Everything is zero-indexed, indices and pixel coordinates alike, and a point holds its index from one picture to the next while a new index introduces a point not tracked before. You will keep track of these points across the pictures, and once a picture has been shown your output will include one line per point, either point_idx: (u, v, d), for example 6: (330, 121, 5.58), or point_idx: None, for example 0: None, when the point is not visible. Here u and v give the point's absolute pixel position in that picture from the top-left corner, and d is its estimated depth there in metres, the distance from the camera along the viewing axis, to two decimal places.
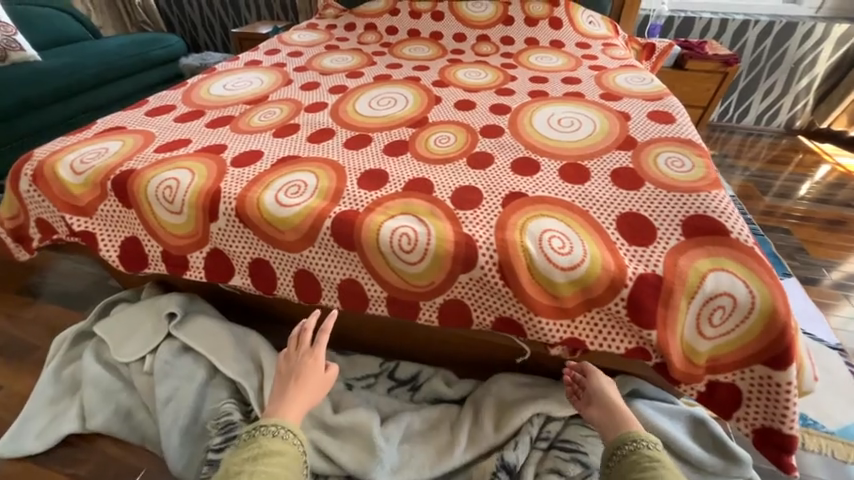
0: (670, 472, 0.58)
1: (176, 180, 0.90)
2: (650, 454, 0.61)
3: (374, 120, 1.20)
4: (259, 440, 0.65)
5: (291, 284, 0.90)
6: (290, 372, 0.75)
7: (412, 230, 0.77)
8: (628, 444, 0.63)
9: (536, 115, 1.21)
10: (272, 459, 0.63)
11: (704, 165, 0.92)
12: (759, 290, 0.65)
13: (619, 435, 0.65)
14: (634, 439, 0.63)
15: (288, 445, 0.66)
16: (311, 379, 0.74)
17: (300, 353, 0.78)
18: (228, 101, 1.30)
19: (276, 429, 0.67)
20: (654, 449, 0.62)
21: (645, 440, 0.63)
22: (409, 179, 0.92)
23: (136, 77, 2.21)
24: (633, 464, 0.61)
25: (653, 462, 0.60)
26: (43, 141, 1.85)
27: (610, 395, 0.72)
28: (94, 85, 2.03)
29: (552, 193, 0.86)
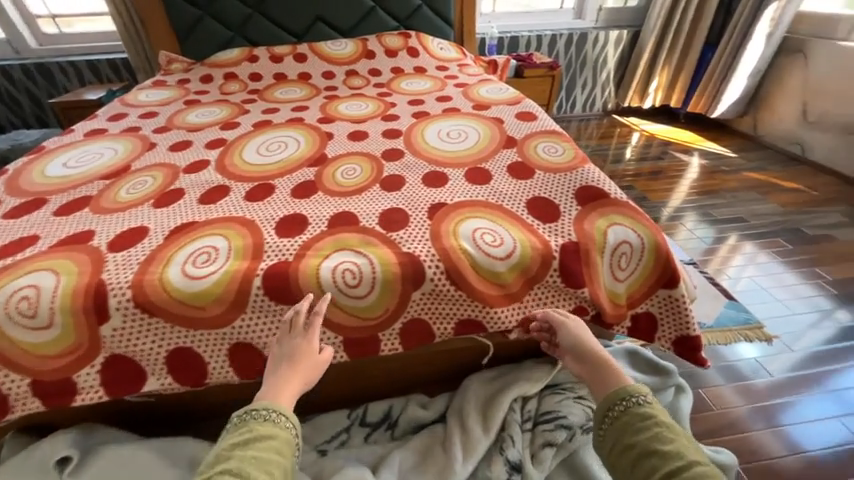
0: (663, 426, 0.57)
1: (34, 288, 0.71)
2: (643, 412, 0.59)
3: (269, 168, 1.14)
4: (249, 425, 0.61)
5: (228, 364, 0.79)
6: (283, 353, 0.70)
7: (353, 263, 0.76)
8: (619, 404, 0.61)
9: (427, 133, 1.30)
10: (262, 443, 0.59)
11: (571, 146, 1.11)
12: (644, 232, 0.82)
13: (608, 393, 0.63)
14: (623, 396, 0.61)
15: (281, 430, 0.62)
16: (304, 363, 0.70)
17: (292, 335, 0.72)
18: (77, 180, 1.09)
19: (267, 412, 0.63)
20: (647, 404, 0.60)
21: (636, 396, 0.61)
22: (331, 216, 0.90)
23: None
24: (627, 424, 0.58)
25: (646, 420, 0.58)
26: None
27: (587, 343, 0.70)
28: None
29: (468, 196, 0.94)
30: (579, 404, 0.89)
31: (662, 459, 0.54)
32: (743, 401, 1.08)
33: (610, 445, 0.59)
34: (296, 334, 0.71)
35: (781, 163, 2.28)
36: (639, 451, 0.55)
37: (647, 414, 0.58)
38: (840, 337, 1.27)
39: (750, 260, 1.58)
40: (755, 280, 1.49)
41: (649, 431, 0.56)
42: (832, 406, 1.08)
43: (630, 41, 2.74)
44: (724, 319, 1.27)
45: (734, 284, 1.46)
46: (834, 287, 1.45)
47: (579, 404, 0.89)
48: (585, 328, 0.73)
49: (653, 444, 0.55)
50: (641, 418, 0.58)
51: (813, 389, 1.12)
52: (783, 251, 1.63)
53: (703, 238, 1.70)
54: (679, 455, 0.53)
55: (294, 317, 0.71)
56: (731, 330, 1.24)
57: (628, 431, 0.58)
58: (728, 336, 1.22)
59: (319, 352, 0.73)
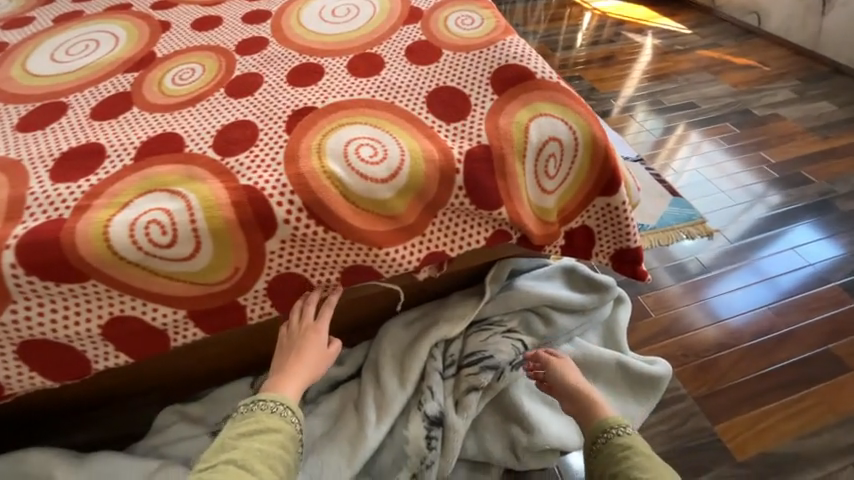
0: (645, 457, 0.56)
1: None
2: (623, 442, 0.58)
3: (63, 78, 0.77)
4: (256, 416, 0.55)
5: (25, 368, 0.56)
6: (290, 343, 0.62)
7: (162, 212, 0.51)
8: (601, 436, 0.60)
9: (304, 11, 0.93)
10: (263, 436, 0.53)
11: (493, 14, 0.82)
12: (577, 124, 0.61)
13: (593, 428, 0.62)
14: (605, 427, 0.61)
15: (286, 424, 0.56)
16: (311, 356, 0.61)
17: (300, 325, 0.62)
18: None
19: (274, 405, 0.56)
20: (628, 433, 0.59)
21: (615, 427, 0.60)
22: (142, 143, 0.61)
23: None
24: (609, 456, 0.58)
25: (626, 451, 0.57)
26: None
27: (574, 378, 0.68)
28: None
29: (347, 95, 0.67)
30: (506, 339, 0.77)
31: None
32: (679, 300, 1.01)
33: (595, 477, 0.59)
34: (300, 317, 0.61)
35: (734, 37, 2.06)
36: None
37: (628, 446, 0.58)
38: (778, 222, 1.21)
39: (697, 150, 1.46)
40: (699, 172, 1.38)
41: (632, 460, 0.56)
42: (764, 293, 1.03)
43: None
44: (667, 219, 1.16)
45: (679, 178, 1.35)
46: (777, 171, 1.37)
47: (507, 339, 0.77)
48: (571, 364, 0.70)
49: (632, 468, 0.55)
50: (625, 448, 0.57)
51: (747, 278, 1.06)
52: (731, 138, 1.51)
53: (652, 130, 1.54)
54: None
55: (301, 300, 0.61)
56: (674, 229, 1.14)
57: (612, 465, 0.57)
58: (670, 236, 1.12)
59: (328, 345, 0.64)
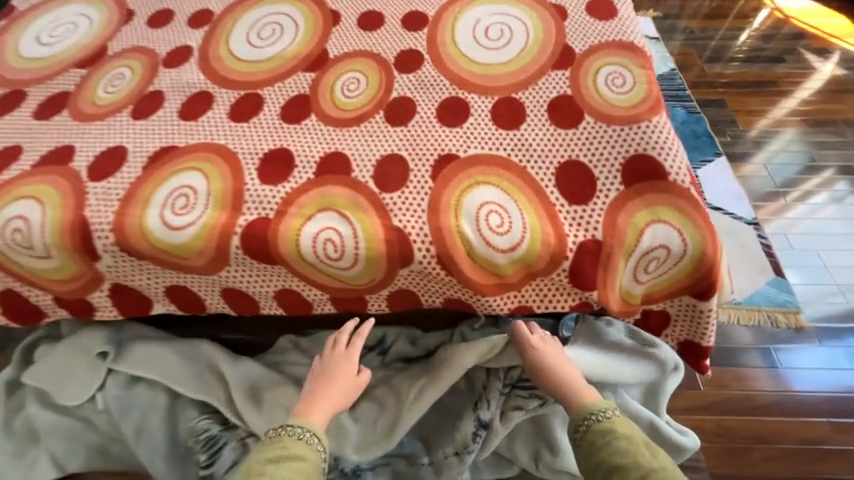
0: (621, 439, 0.68)
1: (24, 220, 0.73)
2: (603, 427, 0.70)
3: (258, 66, 0.94)
4: (284, 442, 0.70)
5: (222, 301, 0.81)
6: (323, 368, 0.81)
7: (336, 232, 0.69)
8: (584, 422, 0.72)
9: (459, 24, 0.98)
10: (291, 466, 0.67)
11: (646, 77, 0.81)
12: (692, 237, 0.66)
13: (575, 412, 0.73)
14: (587, 413, 0.72)
15: (310, 451, 0.70)
16: (338, 381, 0.79)
17: (335, 355, 0.82)
18: (52, 67, 0.97)
19: (301, 432, 0.71)
20: (607, 418, 0.71)
21: (598, 413, 0.72)
22: (320, 158, 0.77)
23: None
24: (594, 439, 0.69)
25: (605, 434, 0.69)
26: None
27: (557, 368, 0.78)
28: None
29: (487, 148, 0.76)
30: None
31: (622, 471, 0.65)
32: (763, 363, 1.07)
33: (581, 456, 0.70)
34: (335, 347, 0.83)
35: None
36: (604, 465, 0.66)
37: (609, 429, 0.70)
38: None
39: (825, 226, 1.34)
40: (815, 252, 1.28)
41: (614, 441, 0.68)
42: None
43: None
44: (757, 298, 1.15)
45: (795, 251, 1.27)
46: None
47: None
48: (553, 350, 0.80)
49: (618, 456, 0.66)
50: (608, 431, 0.69)
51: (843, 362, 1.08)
52: None
53: (773, 179, 1.43)
54: (633, 465, 0.65)
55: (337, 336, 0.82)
56: (761, 311, 1.13)
57: (597, 445, 0.68)
58: (754, 317, 1.12)
59: (357, 375, 0.82)
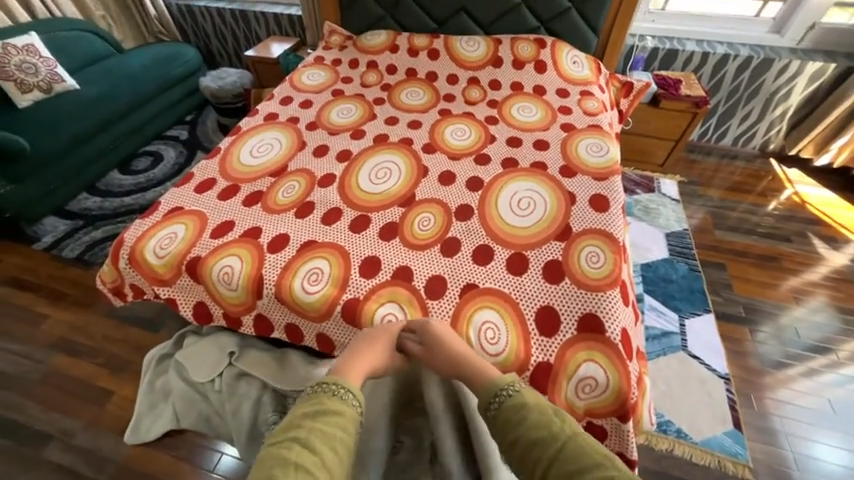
0: (531, 409, 0.87)
1: (230, 267, 1.30)
2: (514, 400, 0.90)
3: (373, 198, 1.51)
4: (321, 399, 0.88)
5: (314, 339, 1.29)
6: (363, 342, 1.04)
7: (396, 316, 1.16)
8: (498, 397, 0.92)
9: (503, 193, 1.49)
10: (333, 418, 0.85)
11: (613, 259, 1.24)
12: (613, 376, 1.02)
13: (488, 390, 0.93)
14: (501, 391, 0.92)
15: (345, 406, 0.88)
16: (376, 351, 1.03)
17: (375, 332, 1.07)
18: (257, 171, 1.64)
19: (337, 390, 0.90)
20: (517, 392, 0.91)
21: (508, 389, 0.92)
22: (396, 267, 1.26)
23: (146, 109, 2.69)
24: (511, 414, 0.88)
25: (516, 406, 0.89)
26: (77, 185, 2.37)
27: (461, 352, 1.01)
28: (119, 118, 2.52)
29: (498, 285, 1.20)
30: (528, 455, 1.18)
31: (539, 440, 0.82)
32: None
33: (505, 431, 0.87)
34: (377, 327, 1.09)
35: None
36: (524, 436, 0.84)
37: (518, 403, 0.89)
38: None
39: (812, 404, 1.54)
40: (809, 428, 1.49)
41: (526, 414, 0.87)
42: None
43: (835, 76, 2.27)
44: (713, 442, 1.41)
45: (787, 426, 1.48)
46: None
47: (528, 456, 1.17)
48: (453, 337, 1.04)
49: (534, 429, 0.84)
50: (518, 403, 0.89)
51: None
52: (844, 407, 1.54)
53: (764, 358, 1.65)
54: (548, 435, 0.82)
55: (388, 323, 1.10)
56: (713, 454, 1.38)
57: (512, 415, 0.88)
58: (706, 457, 1.38)
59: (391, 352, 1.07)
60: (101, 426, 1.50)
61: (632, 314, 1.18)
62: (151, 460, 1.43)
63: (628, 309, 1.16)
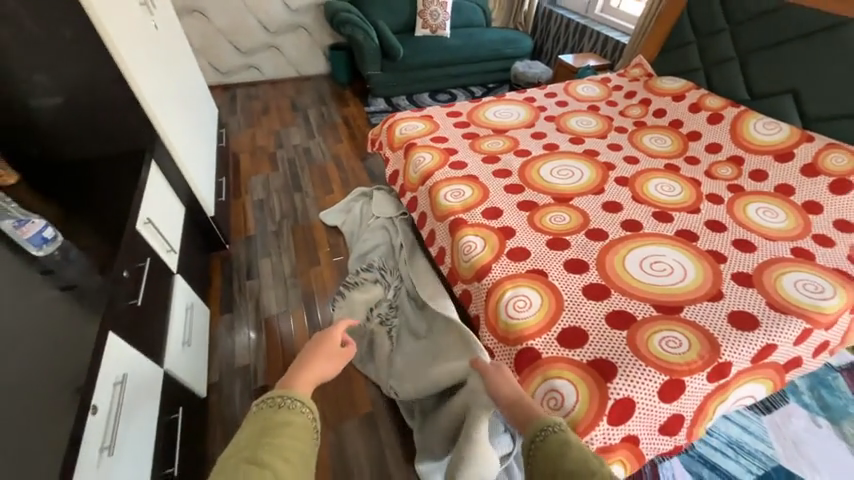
0: (572, 443, 0.80)
1: (423, 158, 1.86)
2: (555, 437, 0.83)
3: (540, 182, 1.74)
4: (265, 416, 0.76)
5: (427, 231, 1.71)
6: (308, 353, 1.01)
7: (475, 246, 1.43)
8: (540, 432, 0.86)
9: (648, 247, 1.43)
10: (284, 430, 0.74)
11: (691, 359, 1.08)
12: (578, 411, 1.00)
13: (534, 426, 0.88)
14: (541, 427, 0.86)
15: (298, 416, 0.78)
16: (324, 356, 1.01)
17: (319, 344, 1.04)
18: (488, 123, 2.13)
19: (288, 402, 0.80)
20: (558, 428, 0.85)
21: (550, 425, 0.86)
22: (506, 225, 1.51)
23: (472, 65, 3.65)
24: (549, 449, 0.81)
25: (555, 439, 0.82)
26: (407, 90, 3.58)
27: (516, 393, 1.00)
28: (454, 63, 3.57)
29: (562, 288, 1.28)
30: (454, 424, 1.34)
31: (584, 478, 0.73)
32: None
33: (538, 471, 0.80)
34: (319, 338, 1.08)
35: None
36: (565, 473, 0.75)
37: (562, 438, 0.82)
38: None
39: None
40: None
41: (567, 448, 0.79)
42: None
43: None
44: None
45: None
46: None
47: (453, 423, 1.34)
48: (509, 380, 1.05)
49: (568, 460, 0.77)
50: (560, 440, 0.82)
51: None
52: None
53: None
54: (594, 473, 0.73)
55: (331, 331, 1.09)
56: None
57: (556, 449, 0.80)
58: None
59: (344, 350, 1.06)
60: (317, 202, 2.46)
61: (657, 408, 1.04)
62: (318, 231, 2.26)
63: (656, 398, 1.04)
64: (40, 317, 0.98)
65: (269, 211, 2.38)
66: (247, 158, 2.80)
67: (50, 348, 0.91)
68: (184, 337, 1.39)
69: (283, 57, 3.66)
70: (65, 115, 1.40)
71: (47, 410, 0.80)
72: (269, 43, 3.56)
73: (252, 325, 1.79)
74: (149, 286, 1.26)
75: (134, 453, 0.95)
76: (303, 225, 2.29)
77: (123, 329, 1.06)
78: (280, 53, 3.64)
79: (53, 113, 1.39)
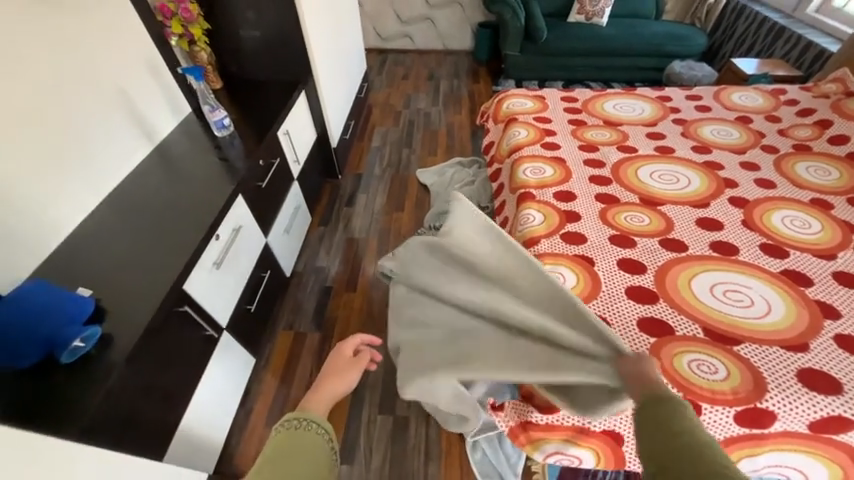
0: (689, 409, 0.61)
1: (517, 133, 1.90)
2: (677, 402, 0.63)
3: (634, 180, 1.62)
4: (277, 437, 0.70)
5: (499, 202, 1.79)
6: (327, 370, 0.96)
7: (533, 220, 1.46)
8: (655, 396, 0.65)
9: (731, 273, 1.25)
10: (299, 452, 0.68)
11: (720, 389, 0.97)
12: None
13: (647, 390, 0.68)
14: (657, 390, 0.67)
15: (315, 438, 0.72)
16: (340, 363, 0.98)
17: (338, 361, 0.98)
18: (602, 113, 2.02)
19: (301, 422, 0.73)
20: (676, 393, 0.64)
21: (669, 390, 0.66)
22: (574, 210, 1.49)
23: (620, 59, 3.37)
24: (665, 414, 0.61)
25: (674, 402, 0.63)
26: (540, 75, 3.52)
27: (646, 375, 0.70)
28: (600, 54, 3.34)
29: (604, 280, 1.24)
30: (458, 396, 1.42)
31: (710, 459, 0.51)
32: None
33: (652, 441, 0.59)
34: (343, 349, 1.02)
35: None
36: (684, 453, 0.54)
37: (682, 405, 0.62)
38: None
39: None
40: None
41: (679, 416, 0.60)
42: None
43: None
44: None
45: None
46: None
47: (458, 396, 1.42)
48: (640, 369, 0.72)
49: (685, 425, 0.58)
50: (678, 408, 0.61)
51: None
52: None
53: None
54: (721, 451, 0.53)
55: (347, 346, 1.02)
56: None
57: (667, 413, 0.61)
58: None
59: (356, 355, 1.02)
60: (421, 160, 2.72)
61: None
62: (413, 184, 2.52)
63: None
64: (205, 174, 1.44)
65: (380, 158, 2.73)
66: (377, 112, 3.21)
67: (205, 194, 1.35)
68: (286, 226, 1.80)
69: (435, 29, 3.97)
70: (257, 45, 1.90)
71: (193, 226, 1.23)
72: (426, 16, 3.90)
73: (337, 241, 2.17)
74: (273, 178, 1.68)
75: (232, 280, 1.35)
76: (402, 176, 2.58)
77: (248, 198, 1.47)
78: (433, 25, 3.95)
79: (251, 43, 1.90)
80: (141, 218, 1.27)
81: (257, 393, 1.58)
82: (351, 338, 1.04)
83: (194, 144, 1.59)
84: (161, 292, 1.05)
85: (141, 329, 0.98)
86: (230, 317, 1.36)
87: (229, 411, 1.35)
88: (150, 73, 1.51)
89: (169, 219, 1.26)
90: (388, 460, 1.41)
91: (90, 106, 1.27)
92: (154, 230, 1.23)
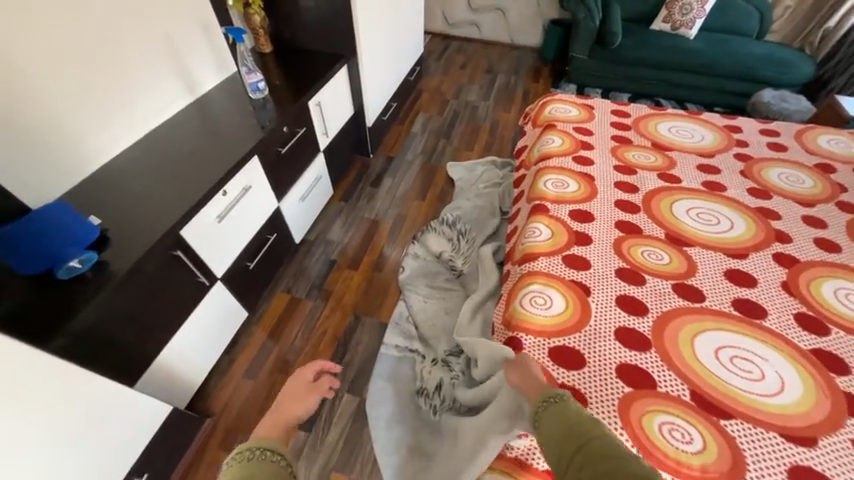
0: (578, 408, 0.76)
1: (551, 141, 1.78)
2: (564, 404, 0.78)
3: (665, 213, 1.45)
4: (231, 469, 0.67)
5: (516, 210, 1.70)
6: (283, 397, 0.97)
7: (538, 235, 1.37)
8: (547, 400, 0.80)
9: (746, 338, 1.09)
10: None
11: (686, 462, 0.87)
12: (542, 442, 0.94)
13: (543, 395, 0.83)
14: (547, 397, 0.81)
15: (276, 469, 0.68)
16: (300, 391, 0.99)
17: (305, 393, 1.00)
18: (653, 134, 1.83)
19: (254, 454, 0.70)
20: (563, 399, 0.79)
21: (555, 396, 0.80)
22: (586, 233, 1.37)
23: (702, 78, 3.02)
24: (557, 414, 0.76)
25: (560, 403, 0.78)
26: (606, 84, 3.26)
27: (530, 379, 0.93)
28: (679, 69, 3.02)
29: (595, 313, 1.13)
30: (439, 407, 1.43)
31: (592, 442, 0.67)
32: None
33: (545, 438, 0.75)
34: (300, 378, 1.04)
35: None
36: (574, 447, 0.68)
37: (565, 404, 0.77)
38: None
39: None
40: None
41: (568, 415, 0.75)
42: None
43: None
44: None
45: None
46: None
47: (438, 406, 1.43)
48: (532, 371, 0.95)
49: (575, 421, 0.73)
50: (565, 407, 0.76)
51: None
52: None
53: None
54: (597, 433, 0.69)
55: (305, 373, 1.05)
56: None
57: (558, 417, 0.75)
58: None
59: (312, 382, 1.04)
60: (456, 153, 2.66)
61: None
62: (441, 175, 2.48)
63: None
64: (231, 132, 1.52)
65: (415, 144, 2.71)
66: (426, 98, 3.18)
67: (225, 150, 1.43)
68: (302, 195, 1.86)
69: (505, 20, 3.80)
70: (308, 15, 1.93)
71: (204, 178, 1.30)
72: (497, 5, 3.74)
73: (353, 218, 2.20)
74: (296, 147, 1.73)
75: (234, 236, 1.43)
76: (432, 165, 2.55)
77: (265, 162, 1.53)
78: (503, 16, 3.78)
79: (303, 11, 1.94)
80: (164, 163, 1.37)
81: (243, 345, 1.67)
82: (309, 366, 1.05)
83: (229, 102, 1.68)
84: (158, 233, 1.14)
85: (131, 262, 1.06)
86: (226, 270, 1.44)
87: (211, 355, 1.45)
88: (201, 30, 1.60)
89: (186, 168, 1.35)
90: (343, 438, 1.43)
91: (138, 52, 1.38)
92: (171, 175, 1.32)
